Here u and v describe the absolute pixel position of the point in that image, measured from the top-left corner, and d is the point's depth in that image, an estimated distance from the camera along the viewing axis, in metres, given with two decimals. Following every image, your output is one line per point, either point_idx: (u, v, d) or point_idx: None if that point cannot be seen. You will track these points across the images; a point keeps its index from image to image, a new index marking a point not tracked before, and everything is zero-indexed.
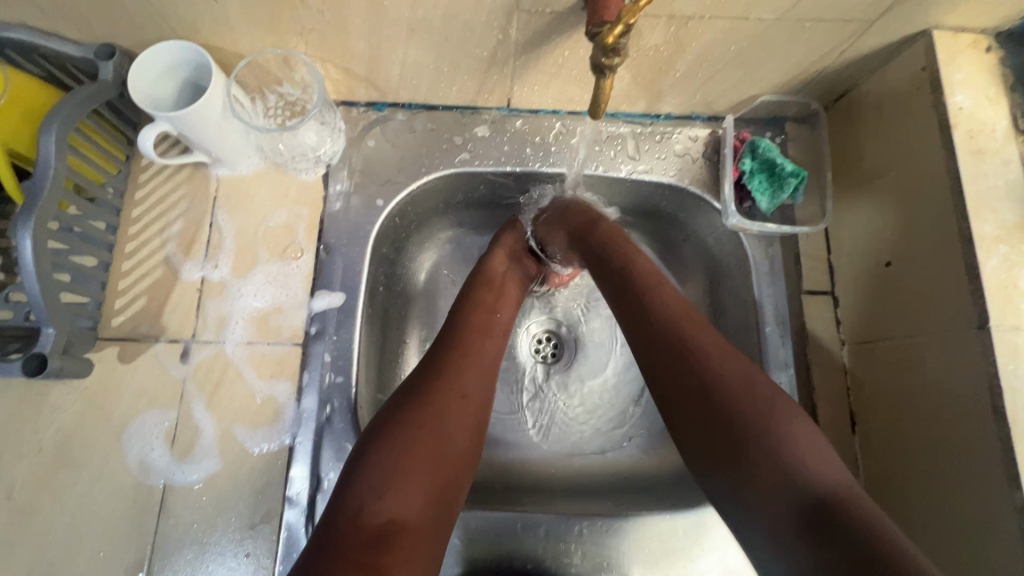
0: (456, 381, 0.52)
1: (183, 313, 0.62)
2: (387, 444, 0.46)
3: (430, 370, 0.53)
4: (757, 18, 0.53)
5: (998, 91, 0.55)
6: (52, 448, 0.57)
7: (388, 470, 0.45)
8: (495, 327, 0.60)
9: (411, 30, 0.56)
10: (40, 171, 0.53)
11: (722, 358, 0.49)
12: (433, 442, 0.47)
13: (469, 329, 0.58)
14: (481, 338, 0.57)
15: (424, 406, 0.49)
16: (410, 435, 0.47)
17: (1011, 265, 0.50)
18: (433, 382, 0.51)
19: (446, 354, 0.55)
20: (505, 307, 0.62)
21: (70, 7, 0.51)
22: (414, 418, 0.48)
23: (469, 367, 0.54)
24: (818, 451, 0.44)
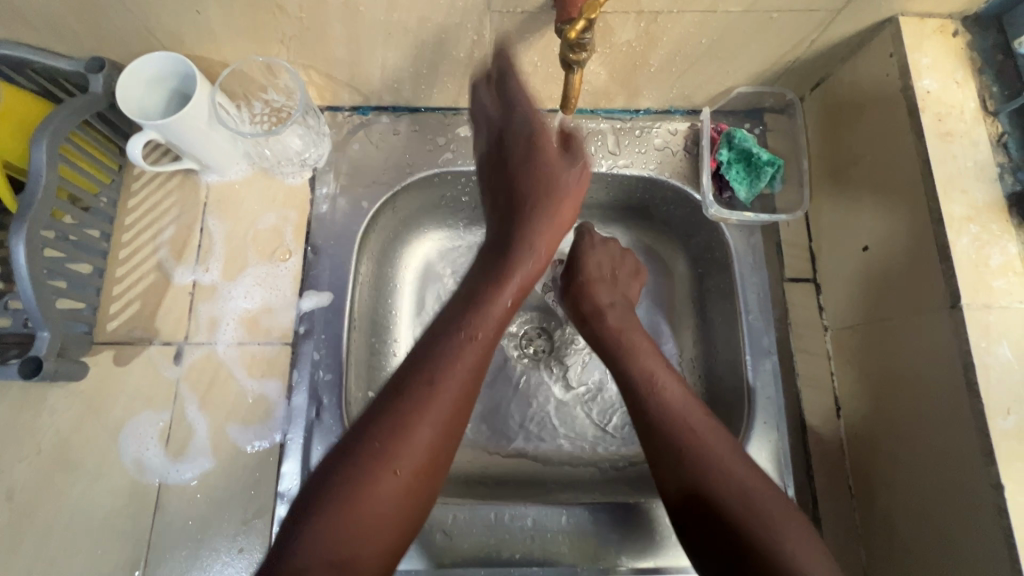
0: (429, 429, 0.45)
1: (176, 316, 0.64)
2: (337, 500, 0.42)
3: (388, 412, 0.45)
4: (724, 10, 0.54)
5: (966, 73, 0.55)
6: (51, 450, 0.59)
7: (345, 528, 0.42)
8: (475, 354, 0.48)
9: (388, 34, 0.57)
10: (33, 180, 0.54)
11: (719, 459, 0.51)
12: (385, 510, 0.43)
13: (446, 362, 0.47)
14: (467, 364, 0.47)
15: (375, 469, 0.43)
16: (359, 504, 0.42)
17: (982, 243, 0.50)
18: (393, 437, 0.44)
19: (417, 398, 0.45)
20: (541, 236, 0.53)
21: (60, 22, 0.53)
22: (364, 486, 0.43)
23: (438, 418, 0.45)
24: (730, 453, 0.51)
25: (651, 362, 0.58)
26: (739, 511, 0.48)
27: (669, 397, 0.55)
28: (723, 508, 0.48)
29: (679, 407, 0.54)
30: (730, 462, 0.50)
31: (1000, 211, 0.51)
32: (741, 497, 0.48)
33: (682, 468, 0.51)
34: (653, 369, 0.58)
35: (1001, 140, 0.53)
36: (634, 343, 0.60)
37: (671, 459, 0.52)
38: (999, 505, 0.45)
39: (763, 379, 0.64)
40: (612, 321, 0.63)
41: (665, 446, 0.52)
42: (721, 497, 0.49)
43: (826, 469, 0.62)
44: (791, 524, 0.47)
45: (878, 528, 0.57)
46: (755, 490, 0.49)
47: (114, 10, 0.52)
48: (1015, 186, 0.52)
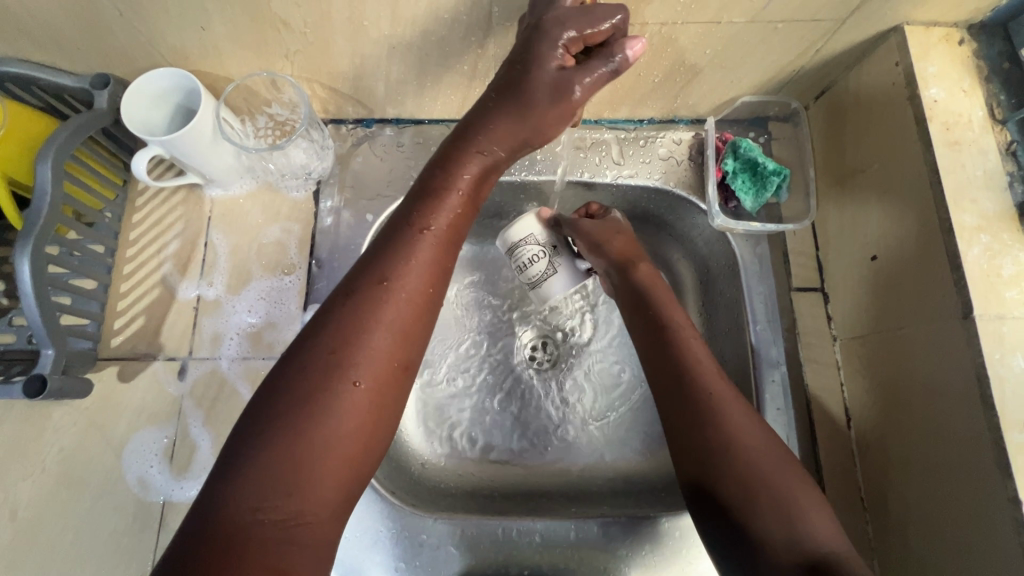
0: (370, 331, 0.42)
1: (179, 331, 0.64)
2: (282, 413, 0.39)
3: (347, 314, 0.43)
4: (728, 21, 0.54)
5: (973, 82, 0.55)
6: (54, 468, 0.59)
7: (288, 455, 0.38)
8: (430, 250, 0.47)
9: (392, 48, 0.57)
10: (38, 197, 0.54)
11: (735, 417, 0.50)
12: (346, 428, 0.40)
13: (395, 258, 0.45)
14: (422, 265, 0.46)
15: (331, 375, 0.40)
16: (320, 418, 0.39)
17: (993, 253, 0.50)
18: (347, 343, 0.41)
19: (368, 296, 0.43)
20: (497, 139, 0.49)
21: (65, 39, 0.54)
22: (321, 402, 0.40)
23: (387, 318, 0.43)
24: (745, 415, 0.51)
25: (676, 313, 0.59)
26: (751, 467, 0.48)
27: (692, 353, 0.55)
28: (738, 463, 0.48)
29: (703, 363, 0.54)
30: (744, 424, 0.50)
31: (1010, 220, 0.51)
32: (754, 454, 0.48)
33: (697, 424, 0.51)
34: (677, 324, 0.57)
35: (1010, 148, 0.53)
36: (664, 299, 0.60)
37: (687, 414, 0.51)
38: (1017, 520, 0.44)
39: (772, 391, 0.63)
40: (646, 277, 0.61)
41: (682, 399, 0.52)
42: (736, 454, 0.48)
43: (839, 481, 0.61)
44: (799, 486, 0.47)
45: (891, 541, 0.57)
46: (767, 452, 0.48)
47: (119, 27, 0.53)
48: None
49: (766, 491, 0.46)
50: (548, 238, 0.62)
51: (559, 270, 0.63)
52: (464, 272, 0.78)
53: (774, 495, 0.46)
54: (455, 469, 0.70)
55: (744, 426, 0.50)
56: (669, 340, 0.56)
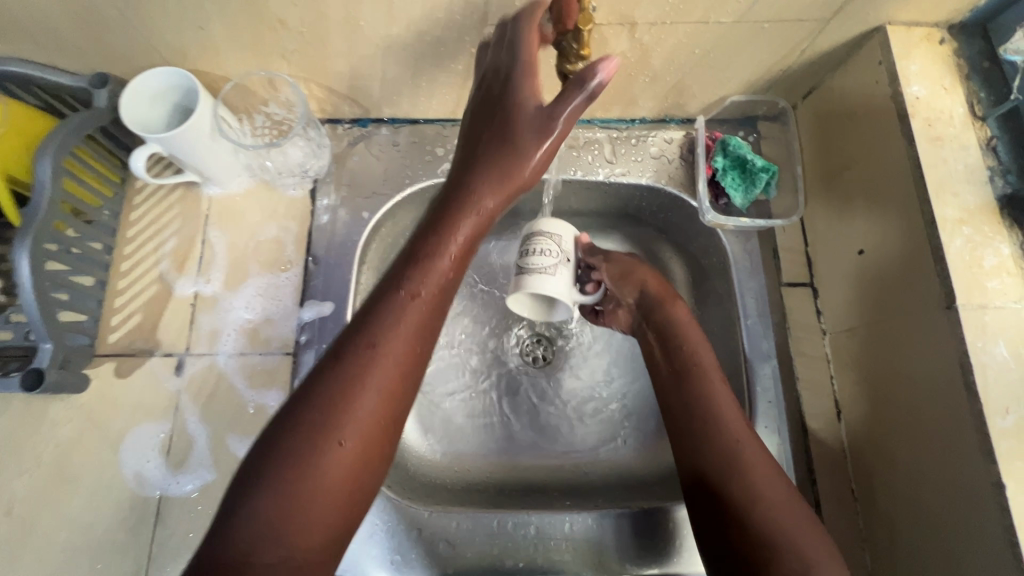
0: (358, 391, 0.41)
1: (177, 327, 0.64)
2: (272, 470, 0.39)
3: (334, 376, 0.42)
4: (716, 21, 0.56)
5: (954, 80, 0.56)
6: (50, 463, 0.59)
7: (278, 512, 0.38)
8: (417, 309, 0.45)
9: (388, 47, 0.59)
10: (37, 193, 0.55)
11: (760, 467, 0.51)
12: (331, 492, 0.39)
13: (383, 318, 0.44)
14: (405, 333, 0.44)
15: (319, 437, 0.40)
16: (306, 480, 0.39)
17: (975, 245, 0.51)
18: (336, 407, 0.41)
19: (358, 357, 0.43)
20: (488, 193, 0.48)
21: (63, 37, 0.55)
22: (307, 464, 0.39)
23: (378, 380, 0.42)
24: (773, 473, 0.51)
25: (704, 356, 0.60)
26: (769, 513, 0.48)
27: (714, 397, 0.56)
28: (758, 510, 0.48)
29: (725, 407, 0.55)
30: (771, 482, 0.50)
31: (991, 213, 0.52)
32: (776, 506, 0.48)
33: (722, 472, 0.51)
34: (708, 375, 0.58)
35: (990, 143, 0.54)
36: (699, 348, 0.60)
37: (706, 458, 0.53)
38: (1001, 504, 0.45)
39: (763, 383, 0.64)
40: (680, 319, 0.62)
41: (703, 444, 0.54)
42: (762, 511, 0.48)
43: (829, 472, 0.62)
44: (815, 539, 0.46)
45: (881, 531, 0.57)
46: (787, 500, 0.49)
47: (118, 26, 0.54)
48: (1005, 188, 0.53)
49: (792, 555, 0.45)
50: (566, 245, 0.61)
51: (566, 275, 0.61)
52: None
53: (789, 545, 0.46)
54: (452, 465, 0.71)
55: (771, 484, 0.50)
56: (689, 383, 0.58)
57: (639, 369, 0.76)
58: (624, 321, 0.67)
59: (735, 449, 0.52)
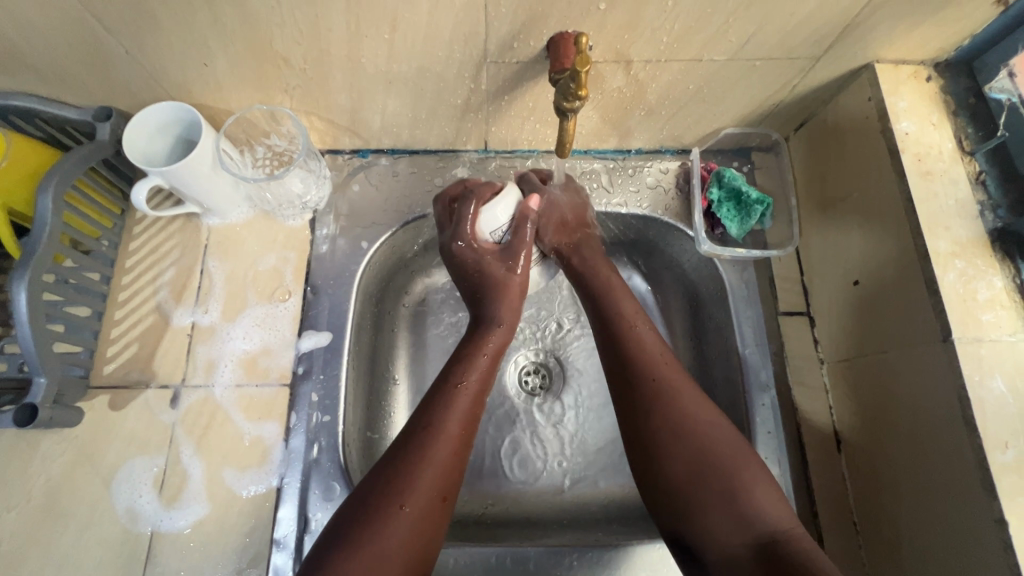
0: (444, 429, 0.53)
1: (173, 359, 0.64)
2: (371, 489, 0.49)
3: (402, 455, 0.51)
4: (709, 59, 0.57)
5: (942, 115, 0.58)
6: (41, 499, 0.58)
7: (372, 537, 0.46)
8: (467, 395, 0.56)
9: (389, 83, 0.60)
10: (37, 227, 0.55)
11: (685, 394, 0.54)
12: (409, 519, 0.48)
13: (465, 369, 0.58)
14: (463, 418, 0.54)
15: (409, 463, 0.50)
16: (374, 535, 0.46)
17: (968, 278, 0.52)
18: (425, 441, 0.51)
19: (442, 399, 0.55)
20: (504, 311, 0.62)
21: (68, 71, 0.56)
22: (376, 518, 0.47)
23: (461, 417, 0.54)
24: (694, 398, 0.54)
25: (626, 303, 0.62)
26: (699, 445, 0.51)
27: (641, 336, 0.58)
28: (681, 437, 0.52)
29: (646, 338, 0.58)
30: (696, 409, 0.53)
31: (983, 247, 0.53)
32: (699, 433, 0.52)
33: (648, 403, 0.54)
34: (624, 302, 0.61)
35: (979, 178, 0.55)
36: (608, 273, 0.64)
37: (640, 396, 0.54)
38: (1004, 541, 0.44)
39: (762, 414, 0.64)
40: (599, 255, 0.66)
41: (631, 384, 0.56)
42: (688, 439, 0.51)
43: (831, 505, 0.61)
44: (742, 455, 0.51)
45: (885, 567, 0.56)
46: (711, 425, 0.52)
47: (122, 61, 0.55)
48: (996, 222, 0.54)
49: (716, 471, 0.50)
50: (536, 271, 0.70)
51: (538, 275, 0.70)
52: (459, 298, 0.79)
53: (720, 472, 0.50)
54: None
55: (693, 412, 0.53)
56: (620, 330, 0.59)
57: None
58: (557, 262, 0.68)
59: (659, 377, 0.55)
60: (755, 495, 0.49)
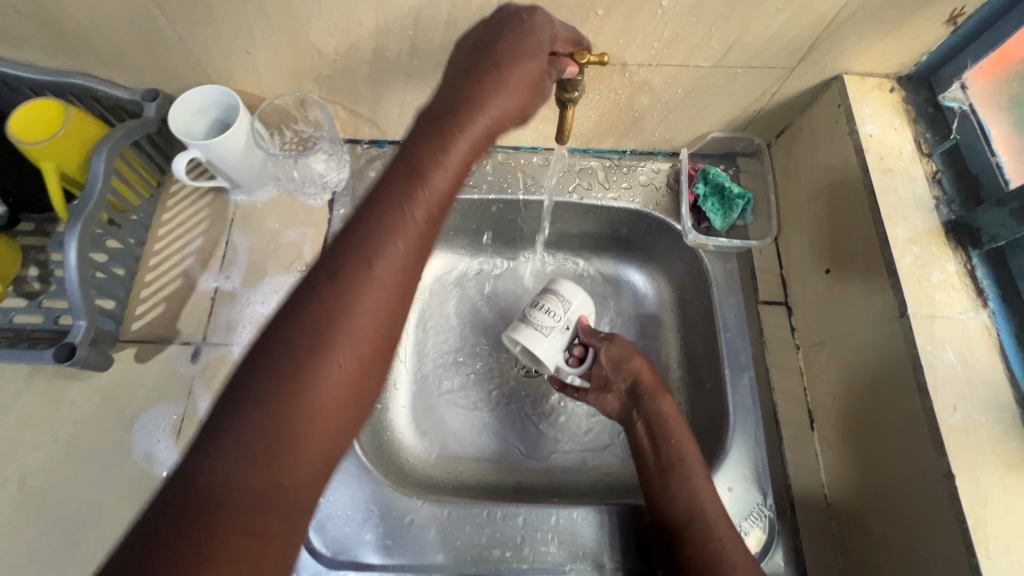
0: (382, 260, 0.43)
1: (196, 319, 0.69)
2: (290, 332, 0.39)
3: (335, 290, 0.41)
4: (695, 65, 0.64)
5: (903, 121, 0.65)
6: (67, 439, 0.63)
7: (281, 389, 0.37)
8: (415, 230, 0.45)
9: (409, 76, 0.67)
10: (88, 187, 0.62)
11: (672, 417, 0.64)
12: (342, 376, 0.39)
13: (413, 190, 0.46)
14: (401, 256, 0.44)
15: (349, 302, 0.41)
16: (311, 376, 0.38)
17: (923, 262, 0.57)
18: (362, 273, 0.42)
19: (382, 228, 0.44)
20: (494, 104, 0.50)
21: (126, 54, 0.63)
22: (313, 355, 0.39)
23: (399, 257, 0.44)
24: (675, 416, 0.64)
25: (662, 397, 0.65)
26: (673, 458, 0.61)
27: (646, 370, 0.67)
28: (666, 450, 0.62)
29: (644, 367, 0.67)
30: (675, 422, 0.64)
31: (937, 235, 0.59)
32: (680, 442, 0.62)
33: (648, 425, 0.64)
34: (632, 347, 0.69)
35: (936, 176, 0.62)
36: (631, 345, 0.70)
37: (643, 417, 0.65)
38: (951, 493, 0.49)
39: (740, 393, 0.68)
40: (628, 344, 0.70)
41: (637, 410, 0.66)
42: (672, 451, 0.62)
43: (803, 478, 0.65)
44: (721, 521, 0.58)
45: (850, 533, 0.60)
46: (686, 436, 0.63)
47: (175, 47, 0.62)
48: (950, 215, 0.60)
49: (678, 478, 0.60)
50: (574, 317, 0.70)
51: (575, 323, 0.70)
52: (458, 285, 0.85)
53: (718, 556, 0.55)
54: (442, 466, 0.74)
55: (676, 426, 0.64)
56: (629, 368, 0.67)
57: None
58: (613, 407, 0.68)
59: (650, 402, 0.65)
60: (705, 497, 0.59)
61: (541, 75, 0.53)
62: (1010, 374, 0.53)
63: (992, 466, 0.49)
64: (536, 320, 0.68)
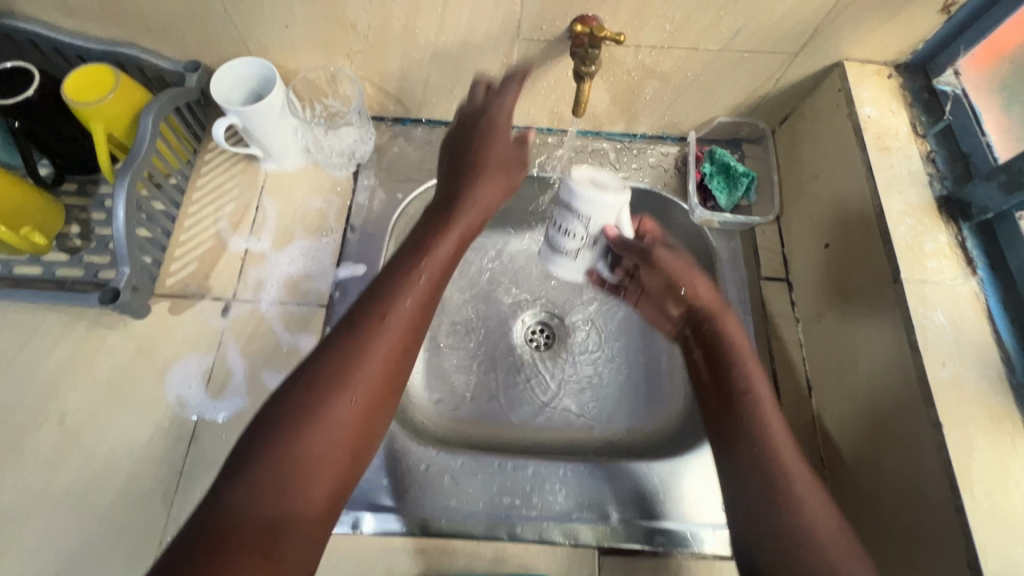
0: (372, 348, 0.49)
1: (227, 277, 0.73)
2: (292, 400, 0.46)
3: (328, 364, 0.47)
4: (704, 49, 0.69)
5: (900, 105, 0.69)
6: (104, 382, 0.67)
7: (285, 443, 0.43)
8: (412, 305, 0.52)
9: (435, 54, 0.71)
10: (137, 143, 0.67)
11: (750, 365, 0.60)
12: (340, 430, 0.46)
13: (399, 278, 0.53)
14: (384, 353, 0.49)
15: (337, 379, 0.47)
16: (306, 427, 0.44)
17: (917, 232, 0.61)
18: (354, 353, 0.48)
19: (369, 324, 0.50)
20: (482, 191, 0.60)
21: (173, 26, 0.68)
22: (325, 388, 0.46)
23: (386, 350, 0.49)
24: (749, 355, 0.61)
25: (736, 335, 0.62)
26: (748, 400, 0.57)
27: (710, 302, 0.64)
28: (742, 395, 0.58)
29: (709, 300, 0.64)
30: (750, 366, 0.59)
31: (930, 209, 0.62)
32: (753, 384, 0.58)
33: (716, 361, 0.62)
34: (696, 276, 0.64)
35: (930, 156, 0.65)
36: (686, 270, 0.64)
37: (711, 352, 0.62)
38: (939, 442, 0.52)
39: None
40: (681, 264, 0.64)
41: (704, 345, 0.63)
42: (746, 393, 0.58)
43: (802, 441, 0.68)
44: (807, 478, 0.52)
45: (845, 491, 0.63)
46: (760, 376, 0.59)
47: (220, 20, 0.67)
48: (943, 191, 0.63)
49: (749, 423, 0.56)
50: (596, 228, 0.59)
51: (602, 237, 0.60)
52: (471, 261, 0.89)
53: (807, 526, 0.49)
54: (454, 429, 0.77)
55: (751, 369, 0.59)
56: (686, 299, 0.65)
57: (632, 354, 0.84)
58: (669, 328, 0.70)
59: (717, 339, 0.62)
60: (783, 448, 0.54)
61: (517, 158, 0.62)
62: (997, 336, 0.56)
63: (977, 417, 0.52)
64: (559, 242, 0.62)
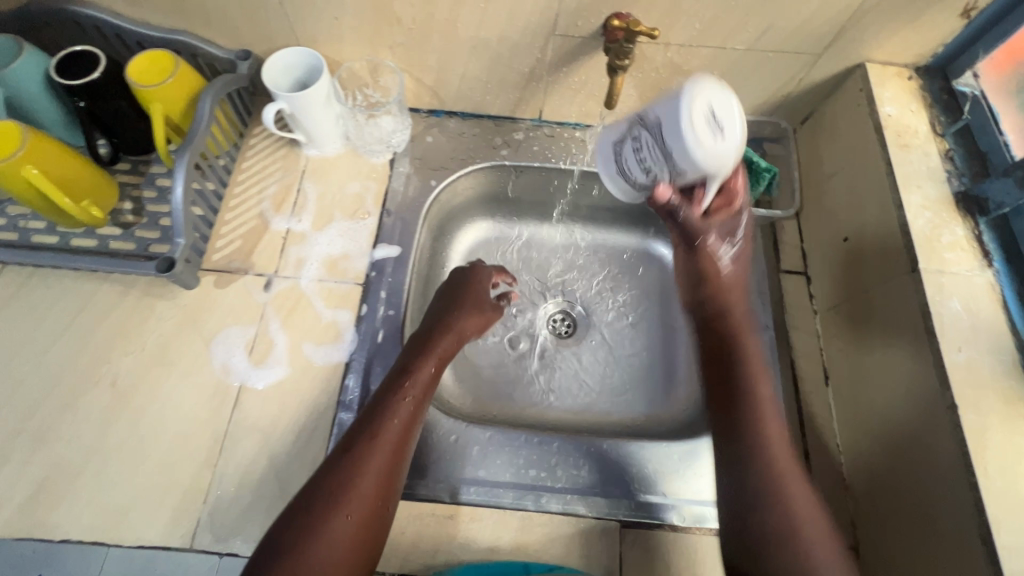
0: (365, 464, 0.56)
1: (269, 254, 0.77)
2: (309, 494, 0.55)
3: (338, 470, 0.56)
4: (731, 48, 0.72)
5: (919, 106, 0.71)
6: (153, 349, 0.70)
7: (300, 537, 0.52)
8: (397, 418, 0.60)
9: (474, 48, 0.75)
10: (196, 122, 0.71)
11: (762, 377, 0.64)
12: (340, 545, 0.52)
13: (384, 415, 0.60)
14: (383, 461, 0.57)
15: (334, 505, 0.54)
16: (318, 534, 0.52)
17: (935, 225, 0.63)
18: (351, 476, 0.55)
19: (364, 445, 0.57)
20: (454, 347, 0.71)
21: (230, 16, 0.72)
22: (316, 528, 0.52)
23: (382, 462, 0.57)
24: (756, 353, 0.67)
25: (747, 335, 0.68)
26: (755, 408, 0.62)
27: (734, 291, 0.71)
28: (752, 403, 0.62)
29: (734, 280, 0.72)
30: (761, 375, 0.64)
31: (948, 203, 0.65)
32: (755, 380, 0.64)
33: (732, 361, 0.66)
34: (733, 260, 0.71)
35: (948, 154, 0.68)
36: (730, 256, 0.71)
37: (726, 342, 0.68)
38: (953, 422, 0.54)
39: None
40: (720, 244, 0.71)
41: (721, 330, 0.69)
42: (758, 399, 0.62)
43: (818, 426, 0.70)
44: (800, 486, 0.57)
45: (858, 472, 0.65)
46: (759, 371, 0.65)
47: (275, 11, 0.71)
48: (960, 187, 0.66)
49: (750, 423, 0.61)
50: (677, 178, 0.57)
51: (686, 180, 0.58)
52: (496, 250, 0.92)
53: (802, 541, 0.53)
54: (479, 407, 0.80)
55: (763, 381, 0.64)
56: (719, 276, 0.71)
57: (652, 342, 0.86)
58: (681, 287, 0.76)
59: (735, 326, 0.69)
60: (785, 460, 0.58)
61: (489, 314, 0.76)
62: (1011, 325, 0.58)
63: (991, 400, 0.55)
64: (629, 164, 0.61)
